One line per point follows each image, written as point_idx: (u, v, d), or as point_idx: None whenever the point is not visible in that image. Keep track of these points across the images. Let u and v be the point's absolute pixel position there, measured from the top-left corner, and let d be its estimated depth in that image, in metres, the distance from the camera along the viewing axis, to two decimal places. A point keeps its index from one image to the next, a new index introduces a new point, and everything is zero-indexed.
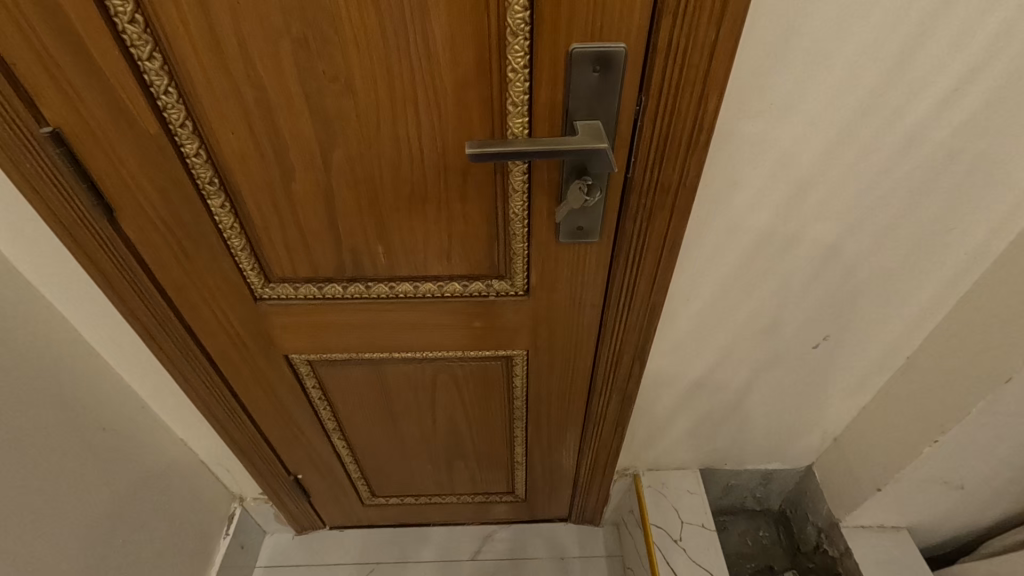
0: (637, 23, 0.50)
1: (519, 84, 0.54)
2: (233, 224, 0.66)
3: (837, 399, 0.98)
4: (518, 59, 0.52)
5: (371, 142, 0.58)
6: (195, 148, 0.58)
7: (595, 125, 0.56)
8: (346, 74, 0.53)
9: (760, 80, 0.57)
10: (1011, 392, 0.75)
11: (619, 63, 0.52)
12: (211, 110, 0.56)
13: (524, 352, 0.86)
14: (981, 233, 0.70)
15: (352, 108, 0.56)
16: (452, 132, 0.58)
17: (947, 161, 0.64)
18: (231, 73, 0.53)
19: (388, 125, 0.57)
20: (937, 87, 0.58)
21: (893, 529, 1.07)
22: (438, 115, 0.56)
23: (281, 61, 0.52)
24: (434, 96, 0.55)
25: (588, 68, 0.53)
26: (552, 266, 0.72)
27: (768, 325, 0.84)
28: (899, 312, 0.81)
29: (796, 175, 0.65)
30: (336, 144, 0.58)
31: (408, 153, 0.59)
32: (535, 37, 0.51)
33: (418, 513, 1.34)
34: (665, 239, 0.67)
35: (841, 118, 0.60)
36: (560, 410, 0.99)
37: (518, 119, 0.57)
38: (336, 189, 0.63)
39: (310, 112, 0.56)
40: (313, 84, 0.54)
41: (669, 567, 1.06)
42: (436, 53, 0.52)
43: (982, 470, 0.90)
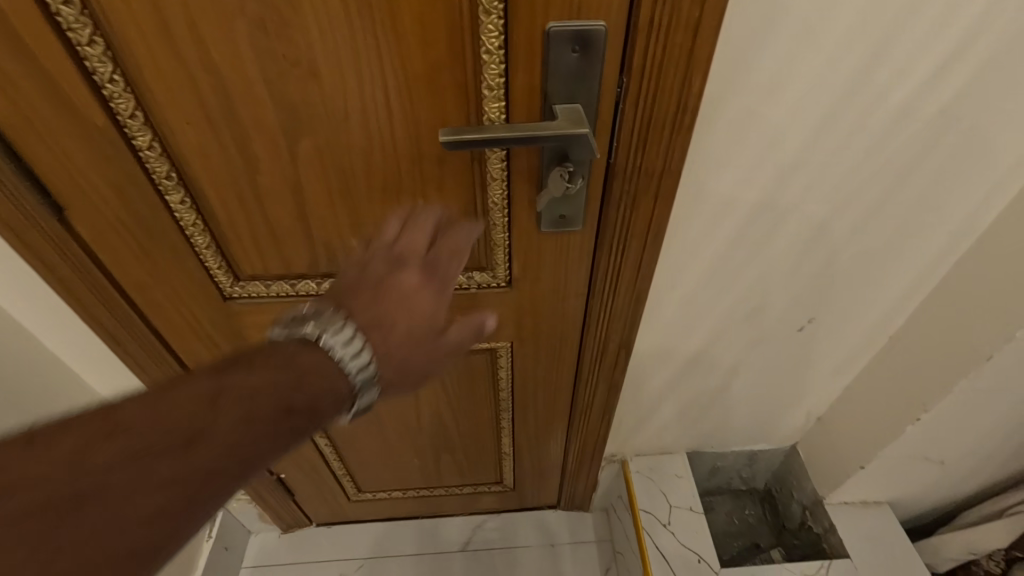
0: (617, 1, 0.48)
1: (494, 66, 0.51)
2: (196, 221, 0.62)
3: (820, 380, 0.98)
4: (493, 40, 0.49)
5: (341, 131, 0.55)
6: (149, 140, 0.55)
7: (576, 108, 0.53)
8: (309, 57, 0.49)
9: (746, 60, 0.54)
10: (990, 370, 0.76)
11: (599, 43, 0.50)
12: (162, 99, 0.52)
13: (508, 343, 0.85)
14: (965, 212, 0.70)
15: (318, 96, 0.52)
16: (426, 119, 0.55)
17: (932, 141, 0.63)
18: (182, 59, 0.49)
19: (357, 113, 0.54)
20: (922, 66, 0.56)
21: (875, 504, 1.10)
22: (409, 101, 0.53)
23: (236, 44, 0.48)
24: (405, 80, 0.51)
25: (567, 48, 0.50)
26: (535, 256, 0.70)
27: (753, 310, 0.84)
28: (882, 293, 0.81)
29: (781, 157, 0.63)
30: (303, 134, 0.55)
31: (380, 142, 0.56)
32: (509, 16, 0.48)
33: (406, 507, 1.32)
34: (650, 226, 0.65)
35: (828, 98, 0.58)
36: (546, 400, 0.98)
37: (494, 103, 0.54)
38: (305, 182, 0.59)
39: (271, 99, 0.52)
40: (273, 69, 0.50)
41: (658, 550, 1.07)
42: (404, 34, 0.49)
43: (962, 445, 0.92)
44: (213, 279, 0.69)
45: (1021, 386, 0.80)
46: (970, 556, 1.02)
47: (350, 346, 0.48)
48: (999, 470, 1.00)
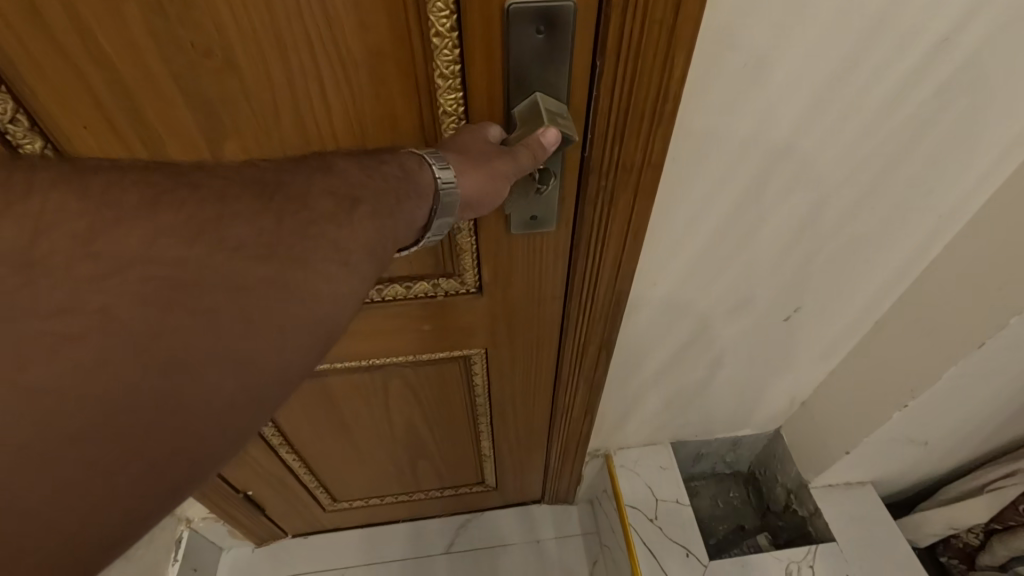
0: None
1: (446, 50, 0.44)
2: None
3: (806, 366, 0.95)
4: (443, 20, 0.42)
5: (272, 133, 0.47)
6: (40, 147, 0.46)
7: (534, 102, 0.47)
8: (222, 46, 0.41)
9: (731, 34, 0.48)
10: (980, 356, 0.73)
11: (567, 22, 0.43)
12: (47, 97, 0.43)
13: (482, 350, 0.79)
14: (958, 194, 0.66)
15: (240, 91, 0.44)
16: (371, 115, 0.47)
17: (931, 119, 0.57)
18: (63, 50, 0.40)
19: (290, 111, 0.46)
20: (927, 36, 0.50)
21: (859, 484, 1.09)
22: (350, 96, 0.46)
23: (129, 29, 0.40)
24: (342, 71, 0.44)
25: (531, 27, 0.43)
26: (506, 259, 0.64)
27: (741, 300, 0.80)
28: (870, 279, 0.78)
29: (769, 141, 0.58)
30: (227, 135, 0.47)
31: (319, 145, 0.49)
32: None
33: (386, 513, 1.28)
34: (630, 224, 0.60)
35: (820, 78, 0.52)
36: (525, 402, 0.93)
37: (450, 94, 0.47)
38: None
39: (183, 96, 0.44)
40: (181, 61, 0.42)
41: (646, 546, 1.04)
42: (336, 16, 0.41)
43: (946, 428, 0.90)
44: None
45: (1010, 369, 0.77)
46: (951, 531, 1.03)
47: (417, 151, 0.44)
48: (980, 447, 0.99)
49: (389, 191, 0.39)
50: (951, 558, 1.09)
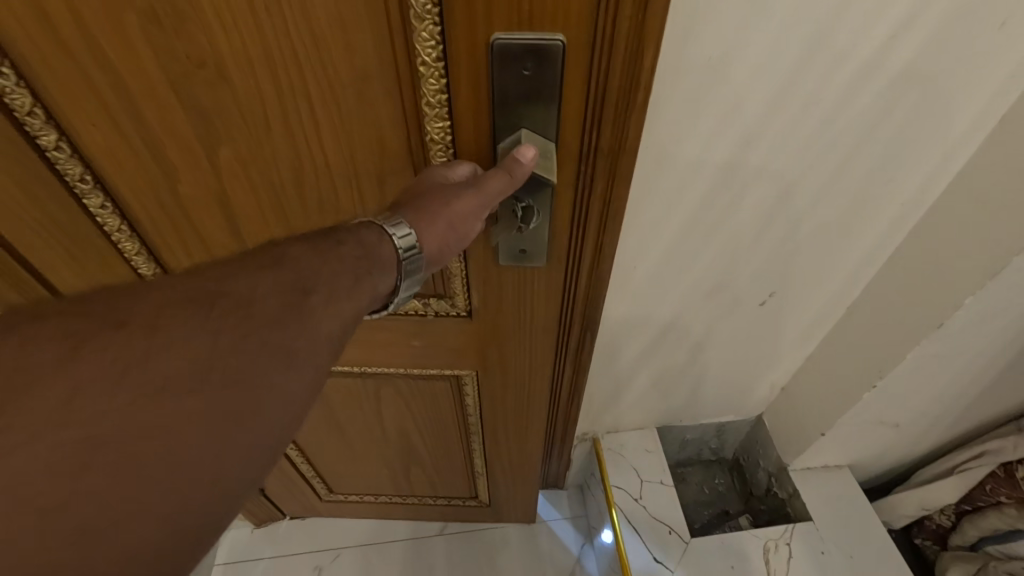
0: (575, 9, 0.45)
1: (433, 78, 0.48)
2: (121, 226, 0.59)
3: (784, 351, 1.00)
4: (430, 51, 0.46)
5: (264, 139, 0.52)
6: (54, 141, 0.51)
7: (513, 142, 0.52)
8: (215, 59, 0.46)
9: (696, 30, 0.53)
10: (942, 337, 0.78)
11: (553, 59, 0.48)
12: (60, 96, 0.47)
13: (473, 372, 0.84)
14: (909, 188, 0.71)
15: (232, 101, 0.49)
16: (357, 130, 0.52)
17: (883, 112, 0.62)
18: (73, 56, 0.45)
19: (280, 121, 0.51)
20: (876, 33, 0.55)
21: (837, 467, 1.13)
22: (337, 111, 0.50)
23: (134, 40, 0.44)
24: (330, 87, 0.48)
25: (520, 65, 0.48)
26: (495, 288, 0.68)
27: (716, 285, 0.84)
28: (837, 266, 0.82)
29: (731, 134, 0.62)
30: (222, 140, 0.52)
31: (307, 153, 0.54)
32: (446, 25, 0.45)
33: (381, 509, 1.31)
34: (607, 209, 0.64)
35: (776, 78, 0.57)
36: (515, 424, 0.94)
37: (437, 121, 0.51)
38: (231, 193, 0.57)
39: (182, 102, 0.49)
40: (179, 71, 0.46)
41: (630, 523, 1.09)
42: (322, 38, 0.45)
43: (915, 411, 0.95)
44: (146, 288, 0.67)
45: (970, 350, 0.82)
46: (923, 511, 1.08)
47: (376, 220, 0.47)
48: (951, 430, 1.04)
49: (348, 264, 0.43)
50: (925, 540, 1.13)
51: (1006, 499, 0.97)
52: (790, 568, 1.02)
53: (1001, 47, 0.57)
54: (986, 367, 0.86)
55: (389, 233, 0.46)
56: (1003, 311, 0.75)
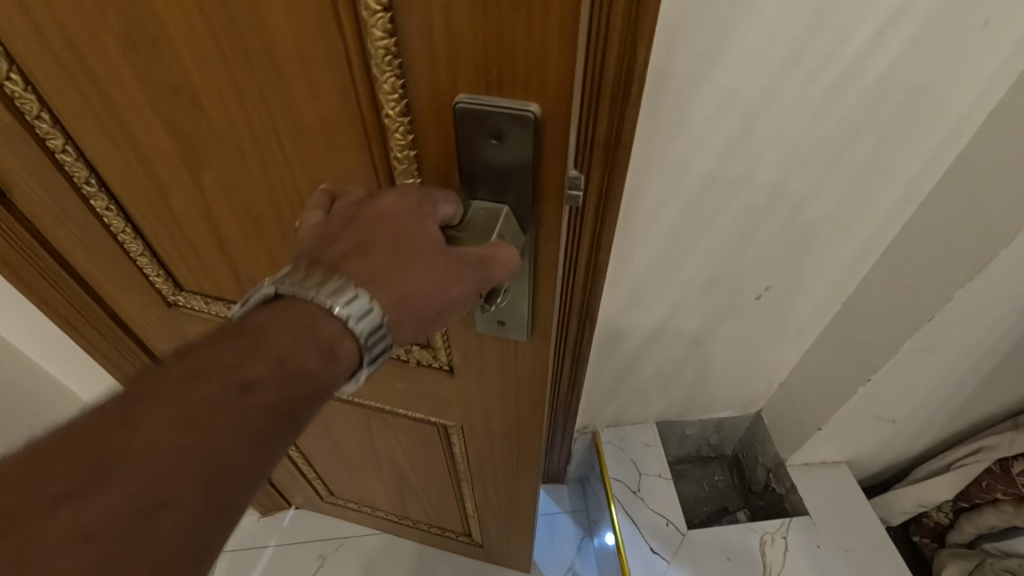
0: (554, 73, 0.34)
1: (398, 134, 0.39)
2: (126, 228, 0.57)
3: (780, 346, 1.01)
4: (394, 104, 0.38)
5: (241, 171, 0.47)
6: (61, 145, 0.49)
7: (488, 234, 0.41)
8: (187, 85, 0.41)
9: (689, 24, 0.55)
10: (935, 328, 0.79)
11: (526, 133, 0.37)
12: (61, 102, 0.45)
13: (458, 425, 0.81)
14: (904, 179, 0.72)
15: (208, 129, 0.44)
16: (328, 175, 0.45)
17: (871, 110, 0.64)
18: (62, 65, 0.42)
19: (254, 156, 0.45)
20: (863, 28, 0.57)
21: (835, 464, 1.14)
22: (308, 152, 0.43)
23: (115, 61, 0.40)
24: (299, 128, 0.42)
25: (484, 134, 0.38)
26: (475, 352, 0.62)
27: (711, 280, 0.86)
28: (835, 259, 0.84)
29: (726, 126, 0.64)
30: (203, 165, 0.47)
31: (284, 192, 0.47)
32: (409, 75, 0.36)
33: (376, 522, 1.31)
34: (602, 201, 0.67)
35: (767, 72, 0.59)
36: (504, 480, 0.90)
37: (406, 178, 0.43)
38: (218, 215, 0.52)
39: (164, 123, 0.44)
40: (157, 93, 0.42)
41: (627, 514, 1.11)
42: (287, 77, 0.38)
43: (911, 405, 0.96)
44: (152, 287, 0.66)
45: (963, 344, 0.83)
46: (920, 508, 1.09)
47: (318, 299, 0.36)
48: (947, 427, 1.05)
49: (263, 420, 0.33)
50: (923, 537, 1.14)
51: (1002, 495, 0.98)
52: (787, 561, 1.03)
53: (985, 45, 0.59)
54: (979, 361, 0.87)
55: (337, 316, 0.36)
56: (995, 304, 0.76)
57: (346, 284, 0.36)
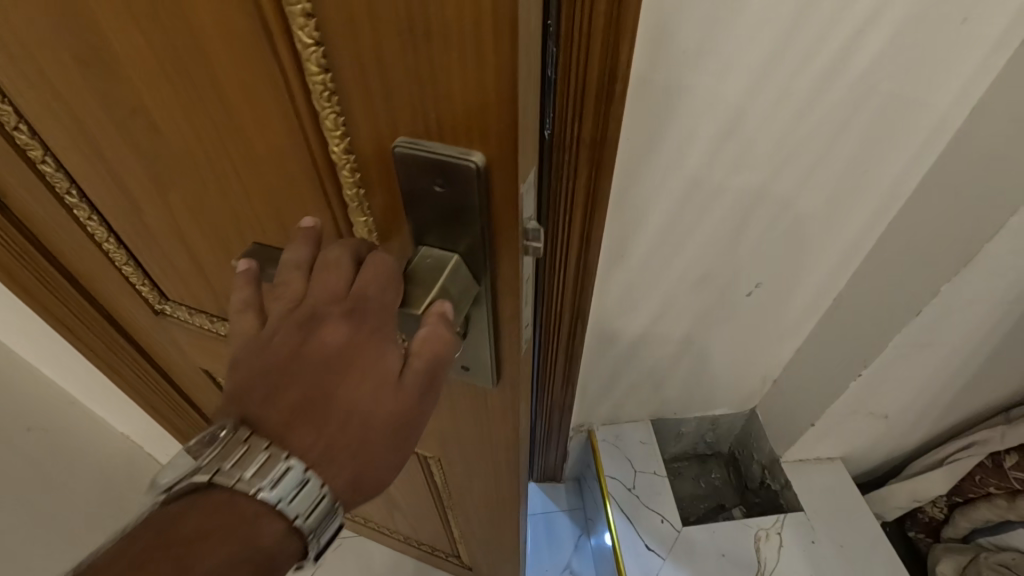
0: (499, 118, 0.27)
1: (345, 172, 0.33)
2: (110, 239, 0.52)
3: (772, 343, 1.02)
4: (338, 142, 0.32)
5: (205, 201, 0.40)
6: (40, 155, 0.43)
7: (416, 301, 0.34)
8: (140, 110, 0.35)
9: (671, 26, 0.56)
10: (923, 321, 0.79)
11: (470, 183, 0.30)
12: (30, 111, 0.39)
13: (437, 457, 0.72)
14: (889, 175, 0.73)
15: (168, 156, 0.38)
16: (288, 214, 0.38)
17: (854, 108, 0.65)
18: (20, 73, 0.36)
19: (215, 189, 0.39)
20: (842, 28, 0.58)
21: (829, 459, 1.15)
22: (266, 188, 0.37)
23: (68, 74, 0.34)
24: (256, 166, 0.36)
25: (426, 179, 0.31)
26: (445, 394, 0.53)
27: (701, 277, 0.87)
28: (824, 257, 0.85)
29: (712, 123, 0.65)
30: (169, 190, 0.41)
31: (250, 226, 0.41)
32: (350, 113, 0.30)
33: (368, 534, 1.29)
34: (589, 201, 0.68)
35: (750, 70, 0.60)
36: (487, 516, 0.82)
37: (359, 218, 0.37)
38: (191, 241, 0.46)
39: (126, 144, 0.38)
40: (114, 113, 0.36)
41: (622, 511, 1.11)
42: (234, 108, 0.32)
43: (903, 401, 0.97)
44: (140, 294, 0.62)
45: (952, 340, 0.84)
46: (915, 503, 1.09)
47: (242, 480, 0.31)
48: (939, 422, 1.05)
49: None
50: (918, 533, 1.14)
51: (995, 490, 0.98)
52: (782, 557, 1.03)
53: (965, 42, 0.59)
54: (968, 357, 0.88)
55: (263, 499, 0.31)
56: (983, 299, 0.76)
57: (274, 459, 0.31)
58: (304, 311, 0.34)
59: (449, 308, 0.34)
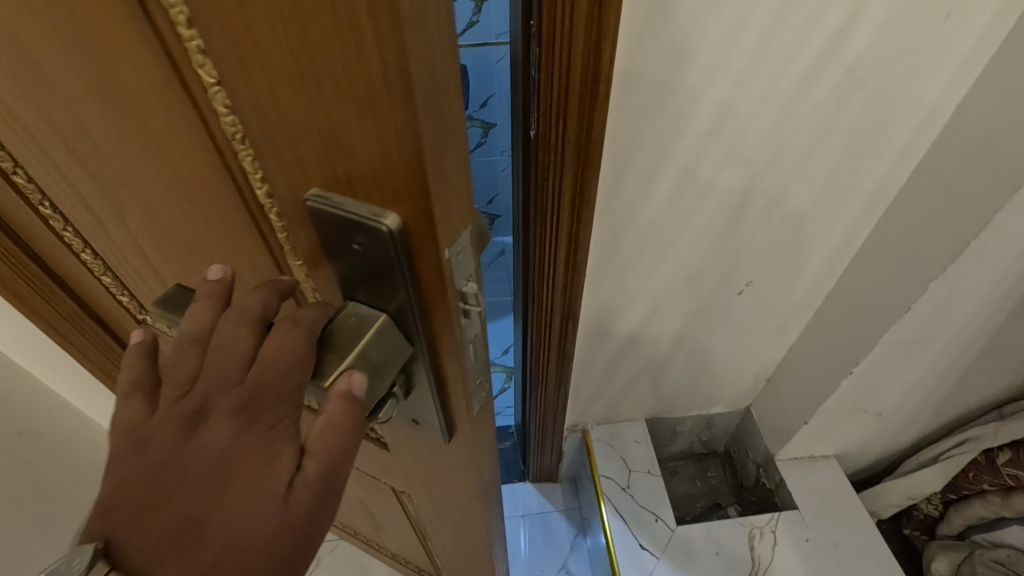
0: (404, 169, 0.26)
1: (273, 215, 0.33)
2: (86, 248, 0.48)
3: (764, 341, 1.03)
4: (260, 186, 0.31)
5: (162, 225, 0.39)
6: (10, 167, 0.39)
7: (326, 374, 0.33)
8: (83, 140, 0.33)
9: (652, 26, 0.56)
10: (913, 319, 0.78)
11: (386, 245, 0.29)
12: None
13: (406, 492, 0.69)
14: (877, 172, 0.73)
15: (119, 181, 0.35)
16: (233, 247, 0.37)
17: (839, 105, 0.65)
18: None
19: (166, 218, 0.37)
20: (825, 26, 0.58)
21: (824, 458, 1.15)
22: (208, 221, 0.36)
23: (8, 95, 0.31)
24: (196, 200, 0.34)
25: (343, 236, 0.30)
26: (403, 437, 0.51)
27: (692, 276, 0.87)
28: (812, 255, 0.85)
29: (697, 123, 0.65)
30: (127, 212, 0.39)
31: (205, 253, 0.39)
32: (264, 161, 0.29)
33: (361, 544, 1.27)
34: (575, 201, 0.68)
35: (732, 71, 0.60)
36: (463, 550, 0.77)
37: (294, 259, 0.36)
38: (154, 260, 0.44)
39: (76, 167, 0.35)
40: (62, 137, 0.33)
41: (617, 511, 1.11)
42: (165, 141, 0.31)
43: (896, 398, 0.96)
44: (122, 302, 0.61)
45: (942, 337, 0.83)
46: (911, 501, 1.09)
47: None
48: (933, 419, 1.05)
49: None
50: (913, 530, 1.14)
51: (989, 486, 0.99)
52: (776, 556, 1.03)
53: (948, 39, 0.60)
54: (959, 354, 0.88)
55: None
56: (972, 296, 0.76)
57: None
58: (193, 400, 0.32)
59: (363, 378, 0.33)
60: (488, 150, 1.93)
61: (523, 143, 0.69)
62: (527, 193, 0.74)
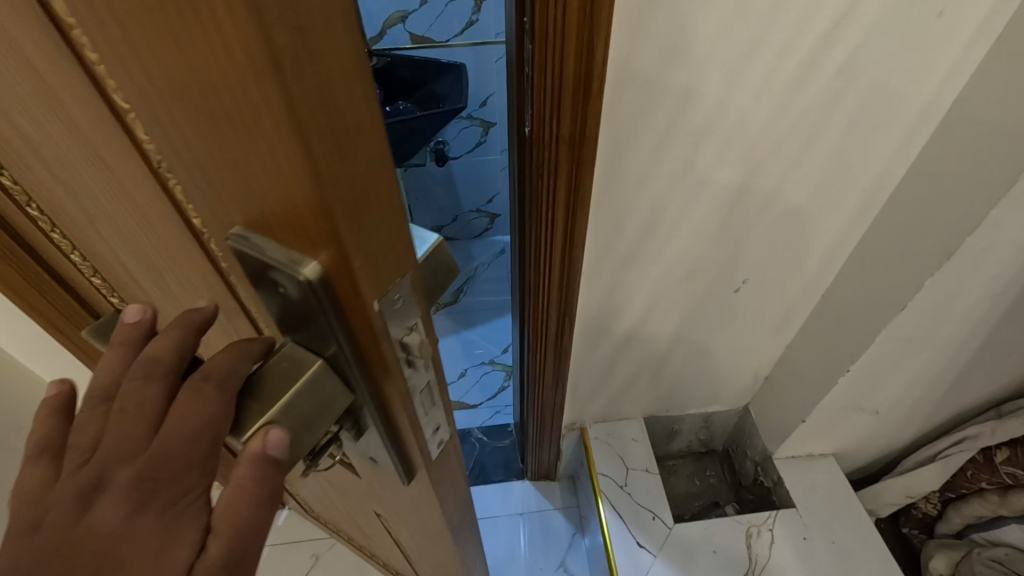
0: (309, 211, 0.22)
1: (212, 246, 0.31)
2: (75, 252, 0.48)
3: (761, 339, 1.03)
4: (195, 216, 0.29)
5: (123, 241, 0.38)
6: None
7: (243, 429, 0.30)
8: (42, 151, 0.32)
9: (646, 23, 0.56)
10: (909, 318, 0.78)
11: (305, 290, 0.26)
12: None
13: (378, 517, 0.66)
14: (872, 170, 0.73)
15: (78, 194, 0.34)
16: (187, 270, 0.36)
17: (833, 103, 0.65)
18: None
19: (125, 236, 0.36)
20: (819, 22, 0.58)
21: (822, 457, 1.15)
22: (162, 241, 0.34)
23: None
24: (146, 220, 0.33)
25: (266, 277, 0.27)
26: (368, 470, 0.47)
27: (688, 274, 0.87)
28: (808, 253, 0.85)
29: (691, 121, 0.65)
30: (93, 224, 0.38)
31: (166, 272, 0.38)
32: (188, 191, 0.27)
33: (354, 548, 1.27)
34: (570, 197, 0.68)
35: (724, 70, 0.61)
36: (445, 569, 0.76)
37: (243, 290, 0.33)
38: (129, 271, 0.44)
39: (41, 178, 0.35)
40: (27, 147, 0.33)
41: (614, 509, 1.11)
42: (103, 161, 0.29)
43: (893, 396, 0.96)
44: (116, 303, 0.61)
45: (939, 335, 0.83)
46: (909, 500, 1.09)
47: None
48: (932, 418, 1.05)
49: None
50: (912, 529, 1.14)
51: (987, 485, 0.99)
52: (773, 555, 1.03)
53: (942, 36, 0.60)
54: (956, 352, 0.88)
55: None
56: (969, 294, 0.76)
57: None
58: (90, 472, 0.28)
59: (280, 437, 0.29)
60: (489, 149, 1.94)
61: (518, 141, 0.70)
62: (522, 191, 0.74)
